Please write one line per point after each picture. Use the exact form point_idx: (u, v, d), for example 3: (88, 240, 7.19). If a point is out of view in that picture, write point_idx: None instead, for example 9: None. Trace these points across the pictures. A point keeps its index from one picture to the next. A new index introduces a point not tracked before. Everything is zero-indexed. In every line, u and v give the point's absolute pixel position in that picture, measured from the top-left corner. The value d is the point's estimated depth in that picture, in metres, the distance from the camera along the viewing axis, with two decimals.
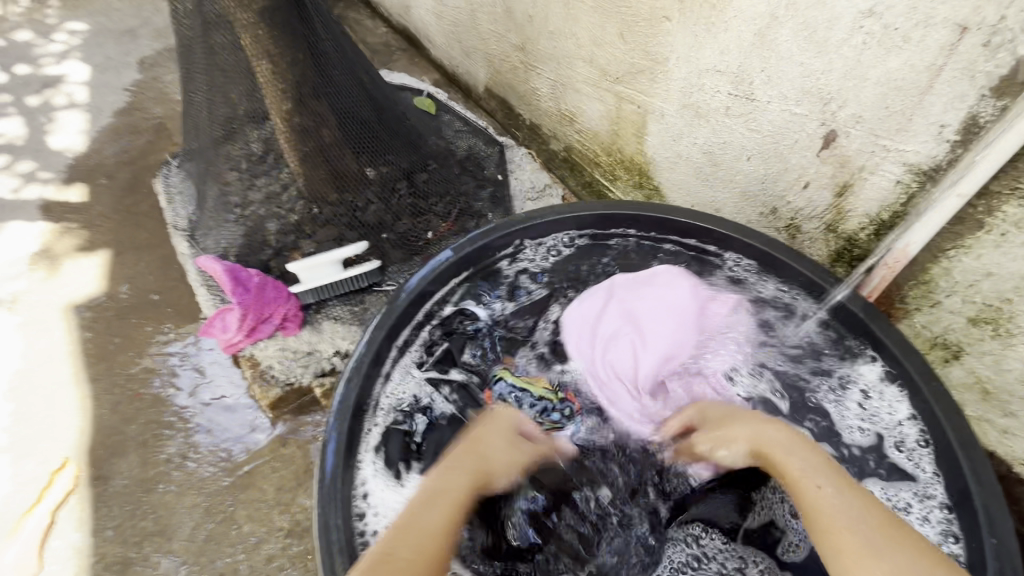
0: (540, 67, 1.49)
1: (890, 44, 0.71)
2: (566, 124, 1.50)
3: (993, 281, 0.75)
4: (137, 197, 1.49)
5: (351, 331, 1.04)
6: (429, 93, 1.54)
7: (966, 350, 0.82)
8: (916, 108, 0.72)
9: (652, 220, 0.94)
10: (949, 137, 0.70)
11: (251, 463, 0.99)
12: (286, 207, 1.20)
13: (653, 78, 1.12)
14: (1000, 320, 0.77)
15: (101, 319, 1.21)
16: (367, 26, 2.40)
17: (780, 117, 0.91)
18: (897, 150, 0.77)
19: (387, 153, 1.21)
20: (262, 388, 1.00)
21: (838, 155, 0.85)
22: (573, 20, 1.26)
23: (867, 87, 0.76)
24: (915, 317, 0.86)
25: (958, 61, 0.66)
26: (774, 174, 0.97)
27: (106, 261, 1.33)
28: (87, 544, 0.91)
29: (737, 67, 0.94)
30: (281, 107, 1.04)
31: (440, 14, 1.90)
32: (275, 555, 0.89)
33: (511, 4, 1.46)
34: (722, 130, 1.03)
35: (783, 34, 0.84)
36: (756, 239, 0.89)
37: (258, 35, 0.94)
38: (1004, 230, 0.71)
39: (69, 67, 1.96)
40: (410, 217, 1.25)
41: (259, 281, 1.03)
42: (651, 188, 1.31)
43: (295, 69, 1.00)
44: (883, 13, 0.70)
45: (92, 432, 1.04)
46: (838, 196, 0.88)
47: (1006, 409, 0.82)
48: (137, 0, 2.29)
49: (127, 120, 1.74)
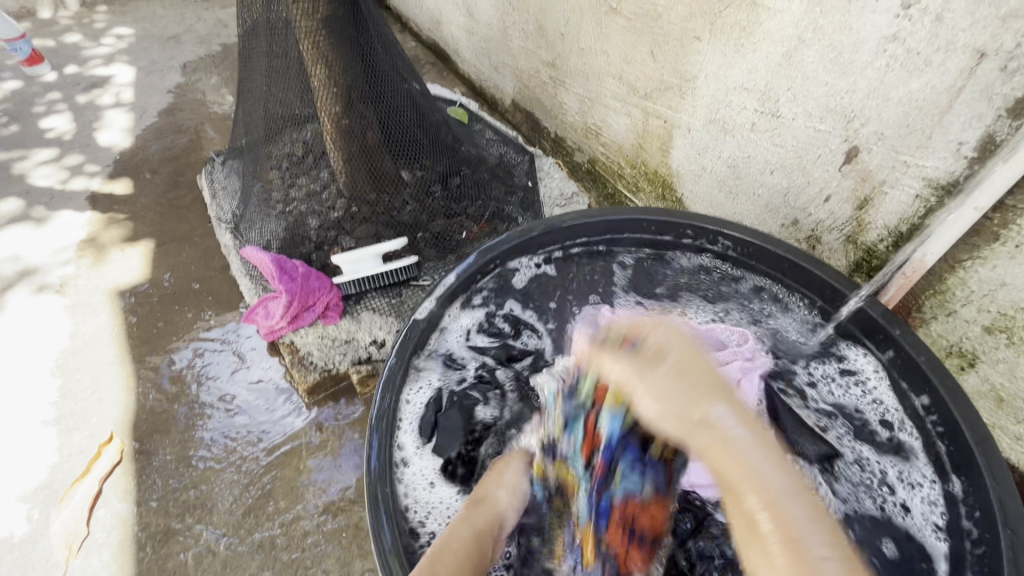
0: (568, 82, 1.56)
1: (912, 67, 0.77)
2: (591, 137, 1.56)
3: (1007, 291, 0.79)
4: (180, 192, 1.56)
5: (388, 321, 1.08)
6: (462, 104, 1.61)
7: (981, 358, 0.86)
8: (936, 126, 0.78)
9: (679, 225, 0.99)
10: (967, 154, 0.75)
11: (288, 444, 1.03)
12: (327, 205, 1.28)
13: (682, 95, 1.19)
14: (1013, 328, 0.80)
15: (145, 304, 1.27)
16: (398, 40, 2.50)
17: (804, 133, 0.96)
18: (917, 166, 0.82)
19: (425, 156, 1.28)
20: (301, 373, 1.05)
21: (860, 170, 0.90)
22: (605, 39, 1.33)
23: (889, 106, 0.82)
24: (932, 325, 0.90)
25: (976, 84, 0.71)
26: (797, 187, 1.03)
27: (150, 251, 1.39)
28: (131, 513, 0.95)
29: (764, 85, 1.00)
30: (331, 109, 1.10)
31: (471, 30, 1.99)
32: (311, 531, 0.92)
33: (543, 22, 1.54)
34: (747, 144, 1.09)
35: (810, 55, 0.90)
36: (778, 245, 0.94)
37: (317, 42, 1.01)
38: (1018, 242, 0.75)
39: (116, 68, 2.06)
40: (443, 218, 1.30)
41: (304, 271, 1.09)
42: (674, 199, 1.36)
43: (347, 76, 1.07)
44: (906, 38, 0.76)
45: (137, 409, 1.09)
46: (859, 209, 0.93)
47: (1019, 416, 0.85)
48: (181, 9, 2.41)
49: (170, 120, 1.83)
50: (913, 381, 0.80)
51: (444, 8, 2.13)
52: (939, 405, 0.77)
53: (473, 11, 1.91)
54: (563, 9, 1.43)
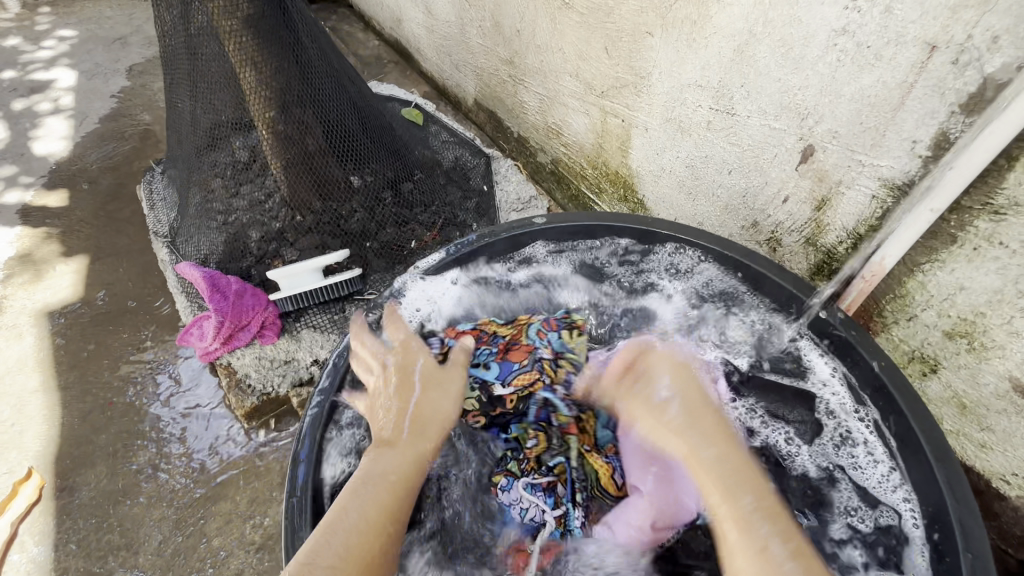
0: (527, 80, 1.51)
1: (863, 62, 0.73)
2: (552, 137, 1.51)
3: (966, 294, 0.75)
4: (119, 204, 1.48)
5: (329, 339, 1.03)
6: (417, 104, 1.55)
7: (943, 363, 0.83)
8: (889, 123, 0.73)
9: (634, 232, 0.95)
10: (921, 153, 0.71)
11: (225, 474, 0.96)
12: (269, 215, 1.20)
13: (637, 93, 1.14)
14: (974, 333, 0.77)
15: (76, 325, 1.19)
16: (359, 39, 2.43)
17: (760, 131, 0.92)
18: (872, 165, 0.78)
19: (372, 162, 1.21)
20: (238, 397, 0.99)
21: (816, 169, 0.86)
22: (560, 35, 1.27)
23: (841, 103, 0.78)
24: (893, 330, 0.86)
25: (928, 78, 0.67)
26: (754, 189, 0.98)
27: (84, 268, 1.31)
28: (49, 558, 0.87)
29: (717, 82, 0.95)
30: (265, 114, 1.04)
31: (430, 28, 1.93)
32: (245, 570, 0.86)
33: (499, 18, 1.48)
34: (703, 144, 1.04)
35: (761, 50, 0.85)
36: (735, 250, 0.90)
37: (243, 42, 0.94)
38: (976, 245, 0.71)
39: (57, 73, 1.95)
40: (394, 226, 1.24)
41: (238, 288, 1.01)
42: (635, 201, 1.32)
43: (280, 77, 1.00)
44: (856, 31, 0.72)
45: (61, 441, 1.01)
46: (817, 210, 0.89)
47: (983, 422, 0.82)
48: (129, 9, 2.30)
49: (113, 126, 1.73)
50: (869, 387, 0.77)
51: (403, 5, 2.06)
52: (894, 412, 0.74)
53: (432, 8, 1.84)
54: (518, 4, 1.37)
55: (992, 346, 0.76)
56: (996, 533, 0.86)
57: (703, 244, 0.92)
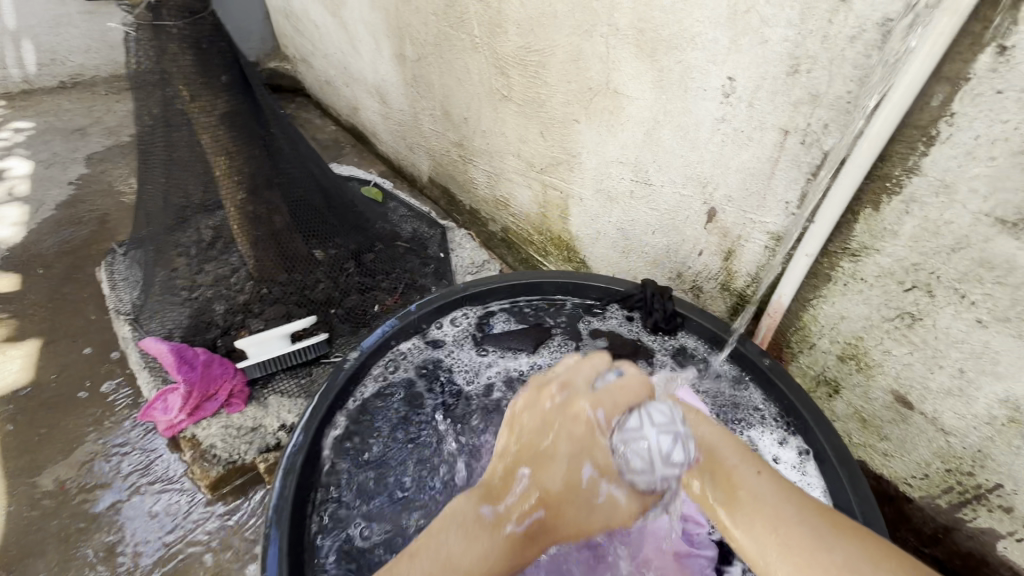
0: (475, 160, 1.70)
1: (740, 141, 0.92)
2: (500, 209, 1.70)
3: (847, 322, 0.90)
4: (75, 286, 1.49)
5: (296, 403, 1.09)
6: (376, 183, 1.70)
7: (843, 385, 0.97)
8: (768, 189, 0.92)
9: (560, 284, 1.15)
10: (793, 211, 0.89)
11: (186, 550, 0.96)
12: (235, 288, 1.27)
13: (570, 169, 1.33)
14: (859, 355, 0.91)
15: (26, 410, 1.17)
16: (317, 124, 2.62)
17: (673, 198, 1.10)
18: (761, 223, 0.96)
19: (335, 236, 1.32)
20: (203, 469, 1.00)
21: (720, 227, 1.04)
22: (501, 123, 1.47)
23: (729, 174, 0.96)
24: (800, 359, 1.01)
25: (787, 155, 0.86)
26: (675, 245, 1.15)
27: (36, 351, 1.30)
28: None
29: (634, 159, 1.14)
30: (235, 197, 1.13)
31: (385, 116, 2.12)
32: None
33: (448, 108, 1.68)
34: (629, 210, 1.22)
35: (664, 134, 1.04)
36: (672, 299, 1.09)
37: (218, 134, 1.04)
38: (845, 281, 0.88)
39: (11, 162, 1.98)
40: (358, 293, 1.34)
41: (206, 358, 1.07)
42: (579, 261, 1.49)
43: (250, 164, 1.11)
44: (732, 120, 0.91)
45: (7, 531, 0.98)
46: (726, 260, 1.06)
47: (881, 433, 0.95)
48: (89, 103, 2.39)
49: (70, 211, 1.76)
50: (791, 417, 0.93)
51: (360, 96, 2.25)
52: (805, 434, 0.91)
53: (386, 99, 2.04)
54: (463, 97, 1.58)
55: (874, 365, 0.90)
56: (910, 533, 0.97)
57: (578, 281, 1.15)
